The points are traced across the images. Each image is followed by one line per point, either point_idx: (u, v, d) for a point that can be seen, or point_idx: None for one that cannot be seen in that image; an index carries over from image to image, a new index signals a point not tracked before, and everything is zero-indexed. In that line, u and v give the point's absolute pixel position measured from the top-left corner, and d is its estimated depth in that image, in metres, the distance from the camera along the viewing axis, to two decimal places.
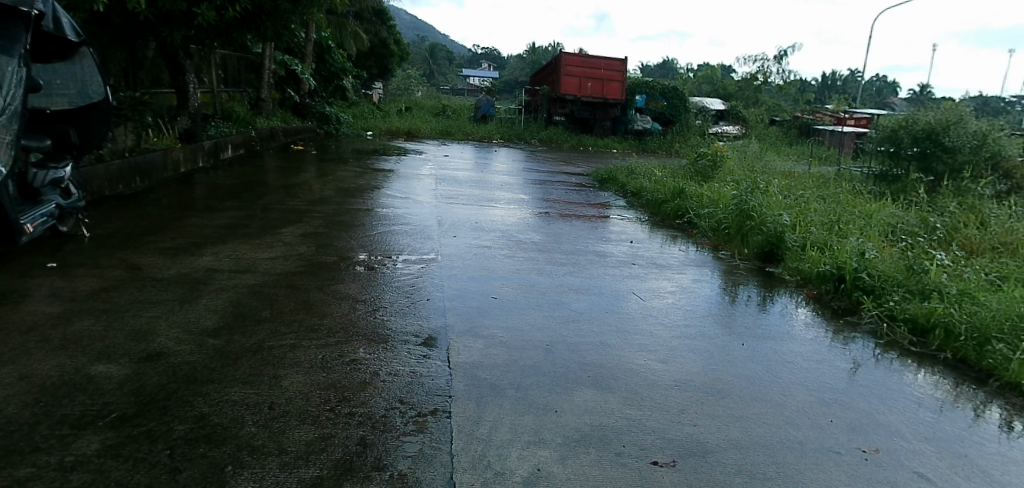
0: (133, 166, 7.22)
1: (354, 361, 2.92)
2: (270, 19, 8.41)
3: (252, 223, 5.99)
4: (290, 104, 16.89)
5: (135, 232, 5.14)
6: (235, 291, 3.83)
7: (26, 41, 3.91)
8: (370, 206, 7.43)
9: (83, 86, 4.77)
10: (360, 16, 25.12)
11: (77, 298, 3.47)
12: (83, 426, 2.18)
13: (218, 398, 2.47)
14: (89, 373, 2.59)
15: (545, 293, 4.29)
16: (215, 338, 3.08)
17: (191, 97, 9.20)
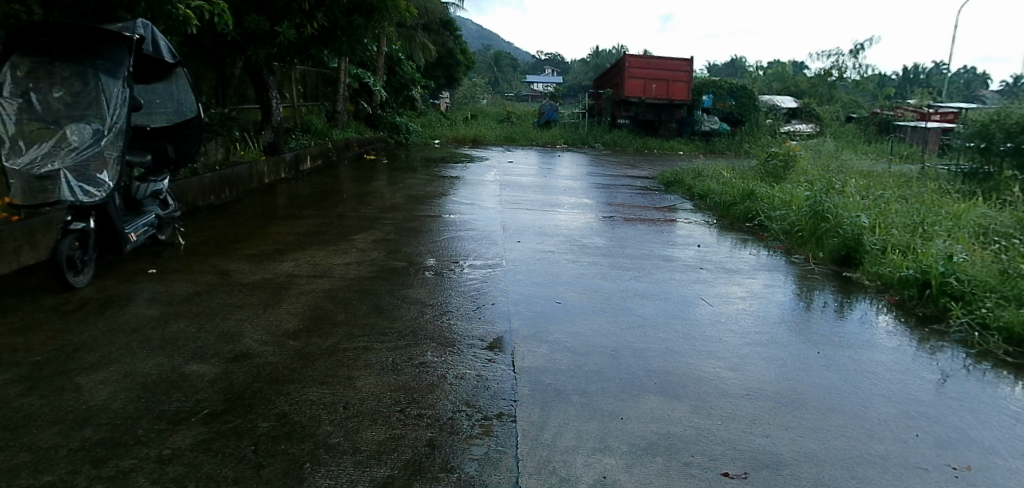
0: (222, 178, 7.67)
1: (422, 364, 3.00)
2: (344, 34, 8.75)
3: (328, 229, 6.25)
4: (362, 115, 17.50)
5: (223, 240, 5.46)
6: (312, 295, 4.00)
7: (129, 63, 4.14)
8: (437, 212, 7.60)
9: (179, 104, 5.10)
10: (428, 28, 25.77)
11: (173, 302, 3.72)
12: (178, 422, 2.34)
13: (298, 398, 2.60)
14: (184, 371, 2.78)
15: (610, 298, 4.27)
16: (295, 340, 3.23)
17: (273, 112, 9.68)
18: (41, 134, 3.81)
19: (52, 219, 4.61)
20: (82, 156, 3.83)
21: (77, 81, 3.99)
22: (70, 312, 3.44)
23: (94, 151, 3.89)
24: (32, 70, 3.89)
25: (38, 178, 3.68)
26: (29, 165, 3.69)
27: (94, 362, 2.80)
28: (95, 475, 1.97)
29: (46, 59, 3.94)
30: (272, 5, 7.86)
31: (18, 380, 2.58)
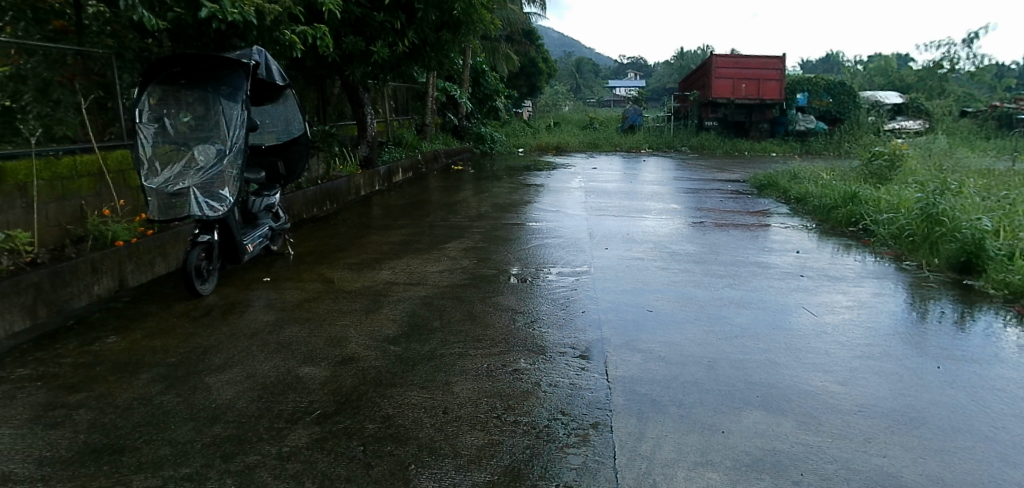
0: (324, 191, 8.11)
1: (517, 371, 3.05)
2: (433, 49, 9.07)
3: (421, 239, 6.47)
4: (449, 127, 17.99)
5: (327, 250, 5.77)
6: (409, 302, 4.16)
7: (247, 85, 4.54)
8: (524, 220, 7.68)
9: (288, 124, 5.46)
10: (511, 40, 26.16)
11: (286, 308, 3.98)
12: (295, 421, 2.50)
13: (400, 401, 2.71)
14: (297, 373, 2.97)
15: (704, 306, 4.16)
16: (396, 345, 3.38)
17: (369, 127, 10.14)
18: (174, 155, 4.21)
19: (179, 233, 5.06)
20: (207, 176, 4.17)
21: (201, 106, 4.38)
22: (197, 317, 3.75)
23: (218, 171, 4.22)
24: (162, 97, 4.29)
25: (171, 196, 4.02)
26: (164, 184, 4.07)
27: (220, 364, 3.05)
28: (225, 468, 2.14)
29: (177, 86, 4.36)
30: (367, 25, 8.27)
31: (158, 379, 2.85)
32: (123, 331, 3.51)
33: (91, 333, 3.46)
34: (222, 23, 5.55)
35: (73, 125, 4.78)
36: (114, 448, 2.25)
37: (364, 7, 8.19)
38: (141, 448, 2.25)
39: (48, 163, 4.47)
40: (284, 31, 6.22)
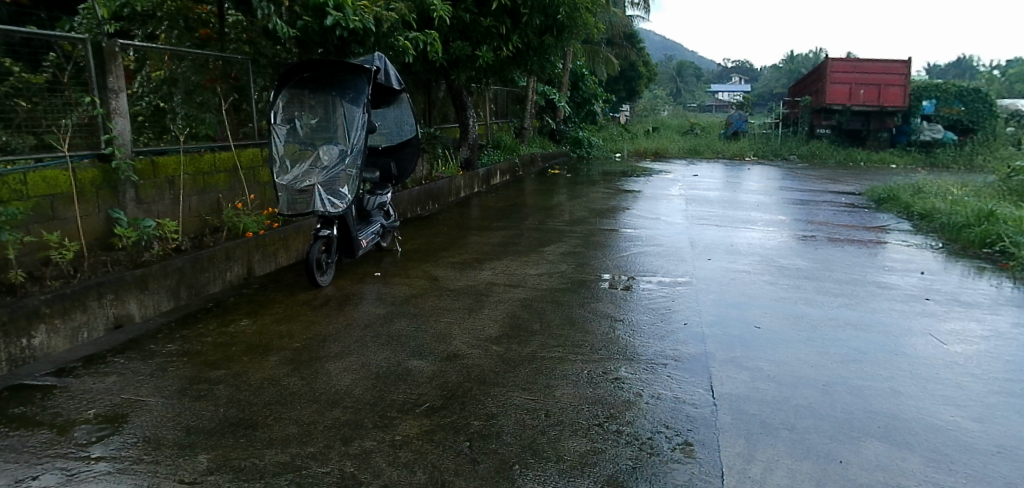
0: (427, 192, 8.42)
1: (618, 380, 3.01)
2: (536, 54, 9.18)
3: (521, 241, 6.56)
4: (547, 130, 18.07)
5: (431, 248, 6.00)
6: (510, 303, 4.24)
7: (367, 91, 4.80)
8: (622, 227, 7.60)
9: (401, 125, 5.73)
10: (611, 44, 25.88)
11: (395, 303, 4.18)
12: (405, 412, 2.62)
13: (503, 400, 2.76)
14: (407, 366, 3.10)
15: (816, 326, 3.95)
16: (498, 345, 3.45)
17: (471, 130, 10.41)
18: (302, 154, 4.58)
19: (300, 227, 5.44)
20: (330, 174, 4.52)
21: (327, 109, 4.74)
22: (316, 307, 4.01)
23: (339, 170, 4.56)
24: (291, 99, 4.69)
25: (298, 191, 4.37)
26: (293, 180, 4.44)
27: (337, 352, 3.24)
28: (344, 452, 2.27)
29: (306, 91, 4.75)
30: (474, 30, 8.48)
31: (284, 361, 3.08)
32: (253, 315, 3.82)
33: (226, 316, 3.79)
34: (344, 30, 5.90)
35: (214, 125, 5.25)
36: (248, 423, 2.45)
37: (472, 13, 8.42)
38: (271, 425, 2.44)
39: (193, 159, 4.93)
40: (398, 37, 6.56)
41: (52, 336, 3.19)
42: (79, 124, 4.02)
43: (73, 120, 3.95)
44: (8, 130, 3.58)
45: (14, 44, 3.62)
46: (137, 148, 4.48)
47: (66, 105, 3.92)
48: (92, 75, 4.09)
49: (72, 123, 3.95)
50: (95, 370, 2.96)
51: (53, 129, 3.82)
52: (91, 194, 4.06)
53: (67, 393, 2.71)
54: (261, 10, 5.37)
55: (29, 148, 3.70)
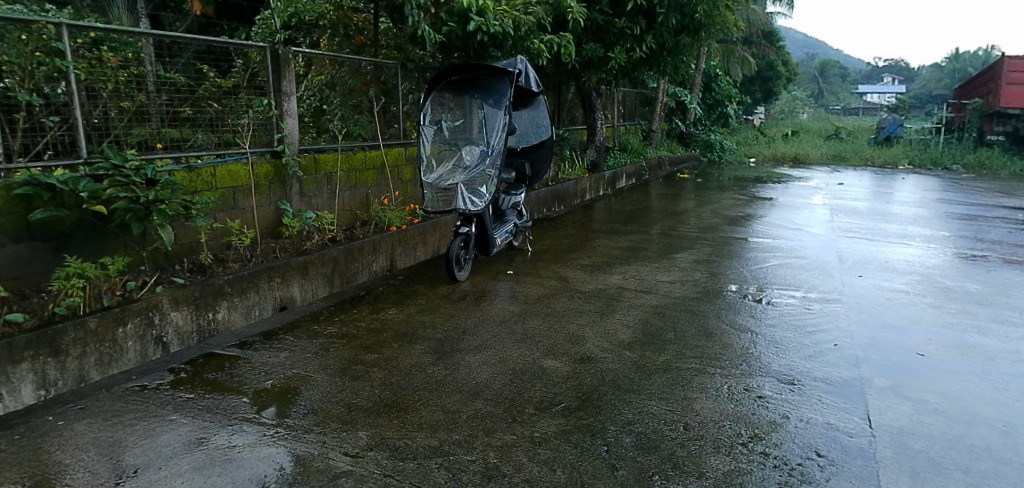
0: (555, 193, 8.51)
1: (761, 398, 2.88)
2: (669, 54, 8.95)
3: (650, 246, 6.44)
4: (676, 133, 17.53)
5: (561, 249, 6.06)
6: (642, 309, 4.18)
7: (509, 93, 4.93)
8: (758, 236, 7.22)
9: (538, 127, 5.83)
10: (748, 42, 24.55)
11: (528, 301, 4.27)
12: (543, 410, 2.68)
13: (640, 408, 2.73)
14: (542, 365, 3.17)
15: (992, 358, 3.54)
16: (631, 351, 3.40)
17: (599, 132, 10.37)
18: (446, 154, 4.86)
19: (439, 223, 5.72)
20: (471, 174, 4.74)
21: (472, 112, 4.98)
22: (455, 301, 4.21)
23: (480, 170, 4.76)
24: (438, 102, 5.03)
25: (443, 190, 4.67)
26: (438, 179, 4.75)
27: (476, 346, 3.38)
28: (488, 442, 2.38)
29: (452, 94, 5.03)
30: (607, 32, 8.42)
31: (429, 351, 3.28)
32: (398, 305, 4.07)
33: (376, 304, 4.09)
34: (485, 35, 6.10)
35: (366, 125, 5.65)
36: (400, 406, 2.64)
37: (607, 14, 8.36)
38: (420, 410, 2.62)
39: (348, 157, 5.34)
40: (535, 40, 6.68)
41: (233, 313, 3.61)
42: (256, 124, 4.49)
43: (251, 119, 4.41)
44: (199, 129, 4.06)
45: (202, 52, 4.05)
46: (302, 146, 4.92)
47: (246, 106, 4.38)
48: (269, 80, 4.54)
49: (250, 122, 4.40)
50: (270, 345, 3.32)
51: (234, 127, 4.29)
52: (265, 187, 4.53)
53: (248, 364, 3.07)
54: (411, 17, 5.68)
55: (213, 145, 4.16)
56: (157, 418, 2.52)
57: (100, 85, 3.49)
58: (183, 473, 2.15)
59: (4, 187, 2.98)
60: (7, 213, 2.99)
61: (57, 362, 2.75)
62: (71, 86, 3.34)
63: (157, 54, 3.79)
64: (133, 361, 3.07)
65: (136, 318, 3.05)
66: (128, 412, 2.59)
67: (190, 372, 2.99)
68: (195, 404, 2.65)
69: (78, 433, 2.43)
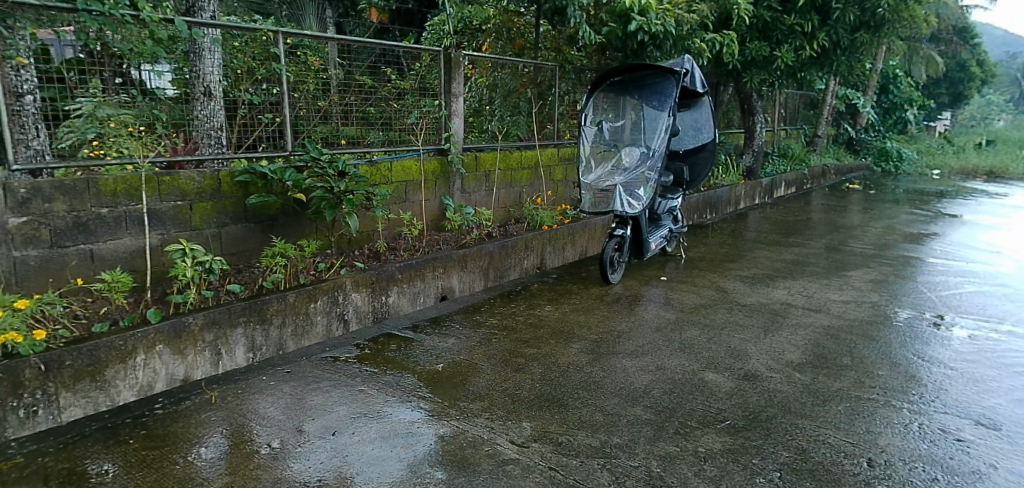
0: (707, 199, 8.16)
1: (961, 441, 2.56)
2: (845, 52, 8.23)
3: (816, 261, 5.97)
4: (844, 139, 16.06)
5: (717, 259, 5.81)
6: (811, 329, 3.88)
7: (675, 94, 4.82)
8: (945, 258, 6.42)
9: (700, 130, 5.63)
10: (935, 38, 21.80)
11: (684, 310, 4.15)
12: (707, 424, 2.59)
13: (814, 436, 2.54)
14: (703, 378, 3.05)
15: None
16: (802, 373, 3.18)
17: (757, 136, 9.77)
18: (606, 155, 4.86)
19: (590, 224, 5.73)
20: (631, 176, 4.70)
21: (633, 113, 4.92)
22: (608, 304, 4.20)
23: (640, 172, 4.71)
24: (600, 103, 5.02)
25: (601, 191, 4.69)
26: (596, 179, 4.76)
27: (633, 352, 3.34)
28: (650, 450, 2.35)
29: (614, 94, 5.01)
30: (775, 29, 7.88)
31: (585, 351, 3.30)
32: (552, 304, 4.14)
33: (532, 300, 4.20)
34: (646, 34, 5.99)
35: (523, 126, 5.79)
36: (560, 403, 2.71)
37: (775, 11, 7.83)
38: (580, 409, 2.66)
39: (506, 156, 5.51)
40: (696, 39, 6.44)
41: (403, 298, 3.88)
42: (426, 122, 4.76)
43: (420, 118, 4.68)
44: (375, 128, 4.38)
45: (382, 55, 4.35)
46: (466, 145, 5.15)
47: (415, 106, 4.63)
48: (440, 82, 4.80)
49: (418, 121, 4.67)
50: (437, 332, 3.53)
51: (405, 126, 4.58)
52: (431, 182, 4.80)
53: (421, 347, 3.31)
54: (573, 19, 5.71)
55: (385, 142, 4.46)
56: (347, 388, 2.81)
57: (302, 86, 3.86)
58: (371, 441, 2.39)
59: (229, 175, 3.42)
60: (231, 197, 3.44)
61: (263, 329, 3.11)
62: (282, 88, 3.72)
63: (340, 58, 4.08)
64: (321, 335, 3.40)
65: (325, 296, 3.38)
66: (322, 379, 2.90)
67: (372, 349, 3.28)
68: (377, 380, 2.91)
69: (281, 394, 2.75)
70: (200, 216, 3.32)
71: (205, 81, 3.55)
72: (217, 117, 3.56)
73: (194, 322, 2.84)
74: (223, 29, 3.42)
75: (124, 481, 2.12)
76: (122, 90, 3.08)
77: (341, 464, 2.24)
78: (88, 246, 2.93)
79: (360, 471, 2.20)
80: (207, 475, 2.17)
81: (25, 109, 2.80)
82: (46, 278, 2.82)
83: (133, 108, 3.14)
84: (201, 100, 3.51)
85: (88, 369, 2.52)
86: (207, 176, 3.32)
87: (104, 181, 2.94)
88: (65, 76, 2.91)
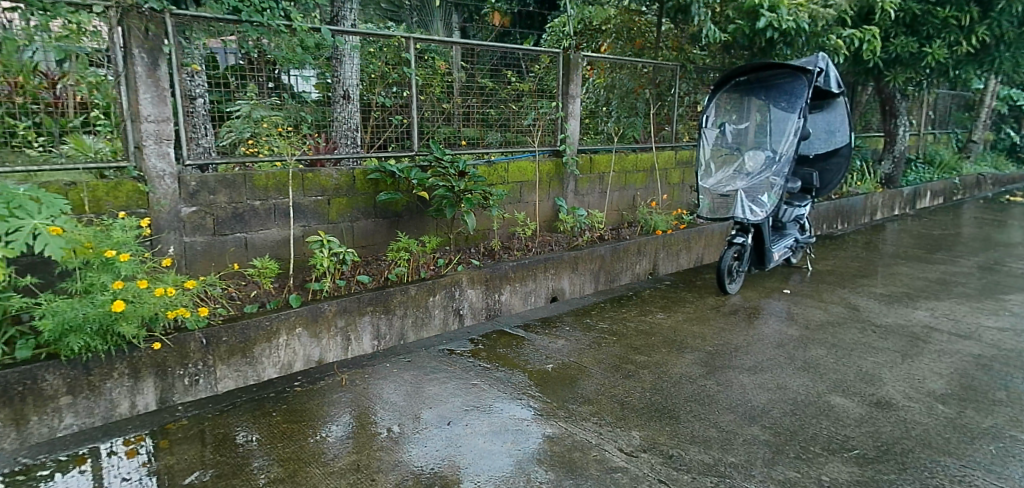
0: (837, 208, 7.61)
1: None
2: (1009, 47, 7.36)
3: (966, 281, 5.40)
4: (1005, 145, 14.31)
5: (849, 273, 5.42)
6: (957, 357, 3.52)
7: (806, 95, 4.54)
8: None
9: (834, 133, 5.26)
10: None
11: (809, 326, 3.91)
12: (832, 451, 2.43)
13: (959, 477, 2.31)
14: (829, 401, 2.87)
15: None
16: (946, 405, 2.90)
17: (899, 140, 8.96)
18: (727, 159, 4.69)
19: (707, 231, 5.54)
20: (755, 181, 4.49)
21: (759, 114, 4.71)
22: (726, 315, 4.05)
23: (763, 177, 4.48)
24: (723, 104, 4.85)
25: (720, 196, 4.50)
26: (716, 185, 4.59)
27: (751, 367, 3.20)
28: (768, 473, 2.26)
29: (739, 94, 4.81)
30: (925, 23, 7.11)
31: (699, 363, 3.21)
32: (666, 311, 4.06)
33: (644, 307, 4.13)
34: (776, 31, 5.69)
35: (640, 127, 5.72)
36: (672, 414, 2.66)
37: (926, 3, 7.07)
38: (694, 423, 2.60)
39: (621, 158, 5.45)
40: (833, 36, 6.02)
41: (515, 297, 3.96)
42: (543, 123, 4.82)
43: (537, 119, 4.75)
44: (494, 129, 4.50)
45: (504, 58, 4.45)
46: (581, 147, 5.16)
47: (533, 108, 4.70)
48: (558, 83, 4.84)
49: (535, 122, 4.74)
50: (548, 333, 3.59)
51: (522, 127, 4.67)
52: (546, 183, 4.86)
53: (532, 346, 3.38)
54: (697, 17, 5.57)
55: (502, 143, 4.56)
56: (461, 381, 2.93)
57: (428, 89, 4.05)
58: (483, 434, 2.48)
59: (363, 173, 3.66)
60: (364, 193, 3.69)
61: (387, 318, 3.31)
62: (411, 91, 3.94)
63: (464, 62, 4.21)
64: (438, 328, 3.56)
65: (443, 291, 3.53)
66: (439, 370, 3.04)
67: (485, 345, 3.39)
68: (490, 376, 3.00)
69: (401, 381, 2.92)
70: (336, 211, 3.59)
71: (345, 84, 3.62)
72: (353, 120, 3.68)
73: (328, 308, 3.08)
74: (360, 36, 3.63)
75: (267, 449, 2.35)
76: (274, 93, 3.36)
77: (455, 454, 2.34)
78: (243, 235, 3.25)
79: (472, 463, 2.29)
80: (335, 451, 2.34)
81: (197, 111, 3.14)
82: (209, 262, 3.17)
83: (283, 110, 3.41)
84: (340, 103, 3.61)
85: (241, 345, 2.81)
86: (343, 173, 3.58)
87: (258, 176, 3.26)
88: (229, 81, 3.21)
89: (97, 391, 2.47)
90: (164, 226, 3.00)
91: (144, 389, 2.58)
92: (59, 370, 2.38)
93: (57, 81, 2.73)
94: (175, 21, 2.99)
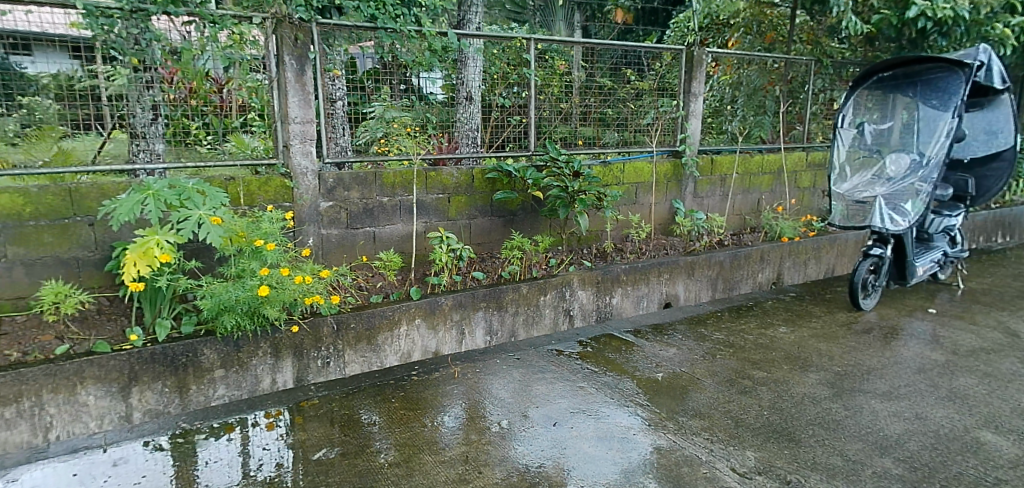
0: (997, 219, 6.79)
1: None
2: None
3: None
4: None
5: (1010, 294, 4.83)
6: None
7: (963, 91, 4.08)
8: None
9: (996, 134, 4.68)
10: None
11: (957, 352, 3.54)
12: None
13: None
14: (978, 438, 2.59)
15: None
16: None
17: None
18: (865, 162, 4.36)
19: (839, 240, 5.16)
20: (896, 187, 4.12)
21: (905, 113, 4.29)
22: (857, 333, 3.76)
23: (907, 182, 4.11)
24: (863, 103, 4.48)
25: (857, 202, 4.18)
26: (852, 189, 4.26)
27: (885, 393, 2.96)
28: None
29: (881, 91, 4.41)
30: None
31: (824, 384, 3.02)
32: (789, 325, 3.84)
33: (765, 319, 3.94)
34: (929, 21, 5.17)
35: (767, 127, 5.45)
36: (791, 437, 2.53)
37: None
38: (816, 448, 2.45)
39: (746, 160, 5.19)
40: (999, 25, 5.35)
41: (626, 301, 3.92)
42: (662, 123, 4.72)
43: (656, 119, 4.66)
44: (611, 129, 4.46)
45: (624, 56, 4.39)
46: (702, 148, 4.99)
47: (652, 107, 4.62)
48: (680, 81, 4.69)
49: (654, 121, 4.65)
50: (660, 340, 3.51)
51: (640, 127, 4.60)
52: (663, 185, 4.74)
53: (642, 352, 3.33)
54: (836, 7, 5.18)
55: (619, 143, 4.52)
56: (570, 383, 2.95)
57: (547, 88, 4.09)
58: (589, 438, 2.49)
59: (481, 172, 3.77)
60: (481, 192, 3.80)
61: (500, 314, 3.39)
62: (530, 91, 4.00)
63: (584, 61, 4.20)
64: (548, 327, 3.60)
65: (554, 291, 3.57)
66: (548, 370, 3.08)
67: (594, 348, 3.39)
68: (599, 380, 2.99)
69: (510, 378, 2.99)
70: (455, 209, 3.73)
71: (468, 86, 3.83)
72: (475, 120, 3.85)
73: (445, 302, 3.21)
74: (485, 38, 3.74)
75: (386, 433, 2.50)
76: (405, 95, 3.56)
77: (561, 456, 2.37)
78: (373, 229, 3.47)
79: (578, 466, 2.30)
80: (448, 441, 2.45)
81: (337, 113, 3.36)
82: (342, 253, 3.42)
83: (412, 111, 3.60)
84: (463, 104, 3.81)
85: (366, 333, 3.00)
86: (463, 173, 3.71)
87: (386, 175, 3.45)
88: (365, 84, 3.42)
89: (245, 367, 2.75)
90: (306, 219, 3.27)
91: (283, 368, 2.84)
92: (215, 346, 2.67)
93: (223, 86, 3.05)
94: (321, 30, 3.23)
